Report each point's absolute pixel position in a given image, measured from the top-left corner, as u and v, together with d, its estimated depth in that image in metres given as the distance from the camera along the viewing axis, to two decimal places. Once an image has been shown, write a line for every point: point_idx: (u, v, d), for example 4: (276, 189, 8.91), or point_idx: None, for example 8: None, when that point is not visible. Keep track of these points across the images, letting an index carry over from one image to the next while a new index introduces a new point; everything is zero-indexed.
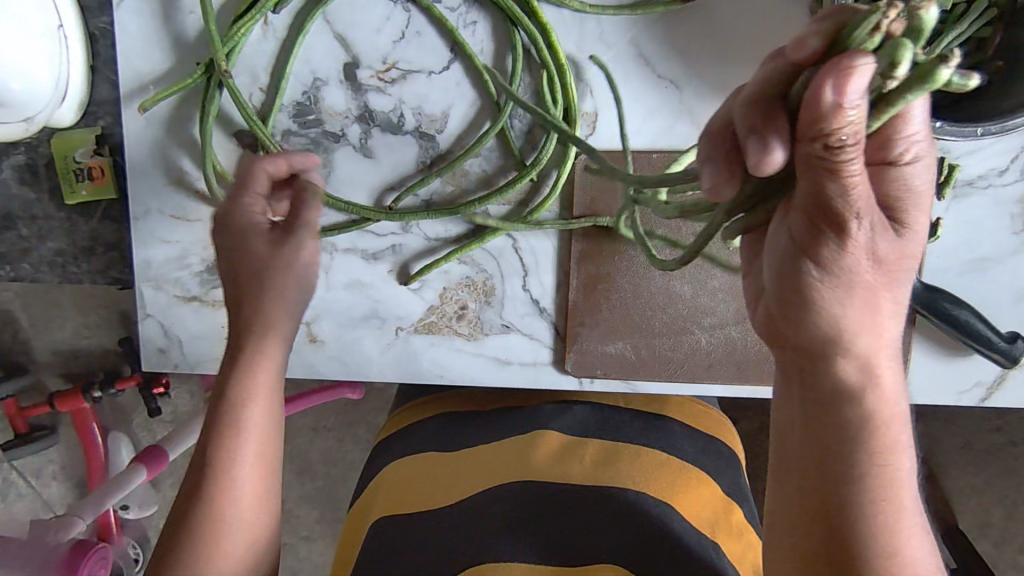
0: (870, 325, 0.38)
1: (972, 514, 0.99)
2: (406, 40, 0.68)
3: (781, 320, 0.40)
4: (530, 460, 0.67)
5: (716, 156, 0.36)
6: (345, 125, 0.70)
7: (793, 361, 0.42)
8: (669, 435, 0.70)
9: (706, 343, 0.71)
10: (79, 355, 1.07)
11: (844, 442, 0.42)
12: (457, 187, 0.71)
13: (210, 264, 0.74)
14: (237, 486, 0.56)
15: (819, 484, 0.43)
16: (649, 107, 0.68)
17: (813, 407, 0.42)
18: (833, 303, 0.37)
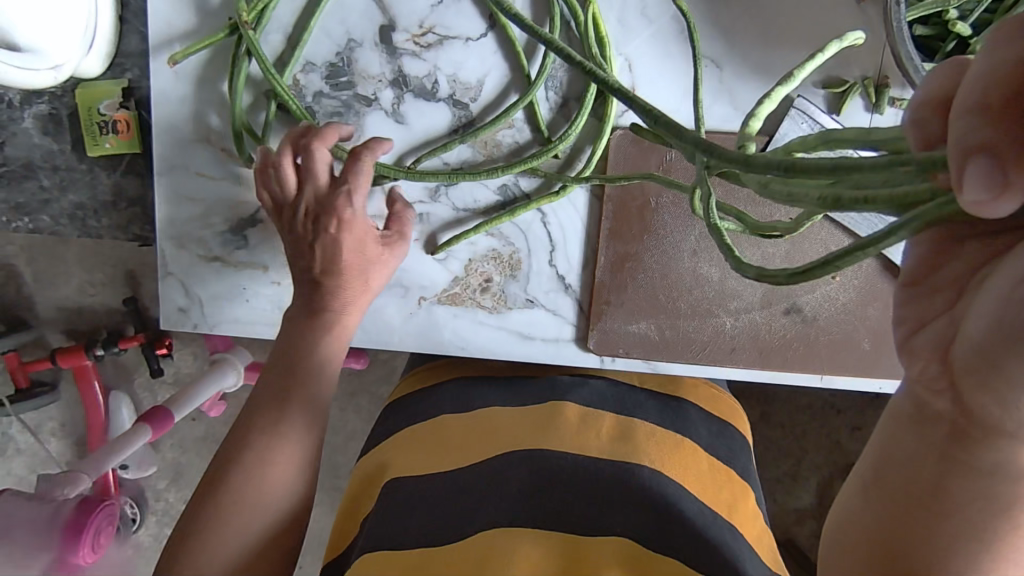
0: None
1: None
2: (445, 5, 0.67)
3: (975, 387, 0.36)
4: (553, 430, 0.66)
5: (997, 144, 0.28)
6: (378, 89, 0.69)
7: (951, 420, 0.38)
8: (685, 418, 0.70)
9: (730, 327, 0.71)
10: (85, 312, 1.06)
11: (983, 507, 0.38)
12: (488, 157, 0.70)
13: (234, 224, 0.73)
14: (282, 459, 0.60)
15: (910, 518, 0.40)
16: (688, 86, 0.68)
17: (949, 458, 0.39)
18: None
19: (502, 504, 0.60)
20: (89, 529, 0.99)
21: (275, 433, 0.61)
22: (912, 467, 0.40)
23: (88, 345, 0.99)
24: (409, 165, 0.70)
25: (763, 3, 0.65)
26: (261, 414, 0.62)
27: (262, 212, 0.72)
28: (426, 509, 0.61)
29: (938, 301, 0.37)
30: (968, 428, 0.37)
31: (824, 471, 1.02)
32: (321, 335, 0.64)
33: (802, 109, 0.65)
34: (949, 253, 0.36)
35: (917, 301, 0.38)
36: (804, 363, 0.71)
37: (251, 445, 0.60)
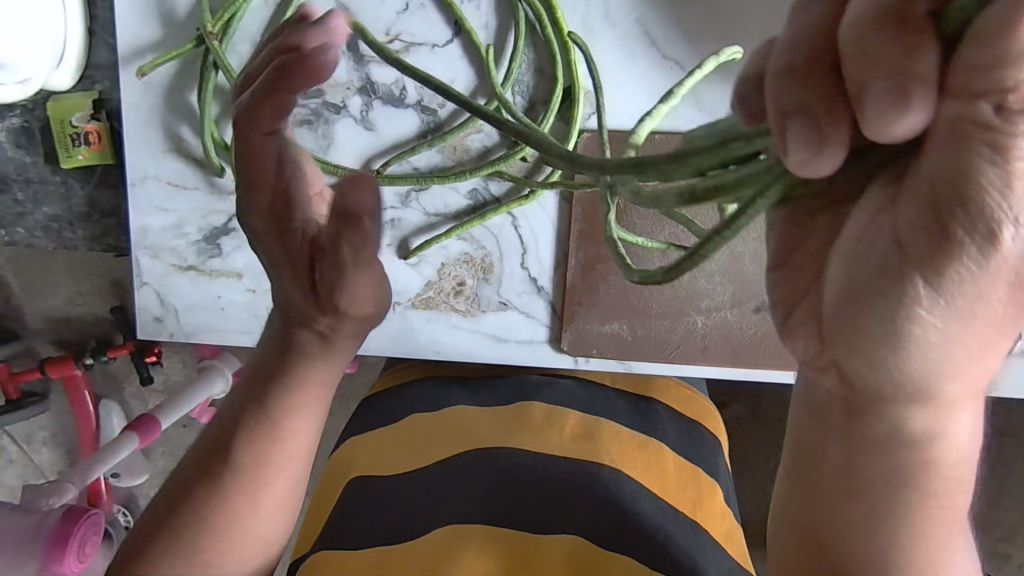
0: (973, 371, 0.31)
1: None
2: (411, 12, 0.67)
3: (848, 354, 0.32)
4: (516, 430, 0.65)
5: (810, 105, 0.28)
6: (346, 96, 0.69)
7: (842, 397, 0.35)
8: (655, 418, 0.68)
9: (702, 325, 0.71)
10: (71, 323, 1.06)
11: (889, 485, 0.36)
12: (457, 161, 0.70)
13: (208, 233, 0.73)
14: (259, 522, 0.49)
15: (829, 507, 0.38)
16: (654, 88, 0.68)
17: (853, 444, 0.36)
18: (926, 341, 0.30)
19: (464, 502, 0.59)
20: (76, 539, 0.95)
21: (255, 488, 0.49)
22: (822, 457, 0.38)
23: (77, 355, 1.00)
24: (377, 168, 0.70)
25: (727, 4, 0.66)
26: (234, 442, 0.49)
27: (233, 220, 0.73)
28: (386, 503, 0.60)
29: (801, 278, 0.34)
30: (859, 402, 0.35)
31: None
32: (312, 376, 0.49)
33: None
34: (803, 228, 0.34)
35: (784, 281, 0.35)
36: (777, 361, 0.72)
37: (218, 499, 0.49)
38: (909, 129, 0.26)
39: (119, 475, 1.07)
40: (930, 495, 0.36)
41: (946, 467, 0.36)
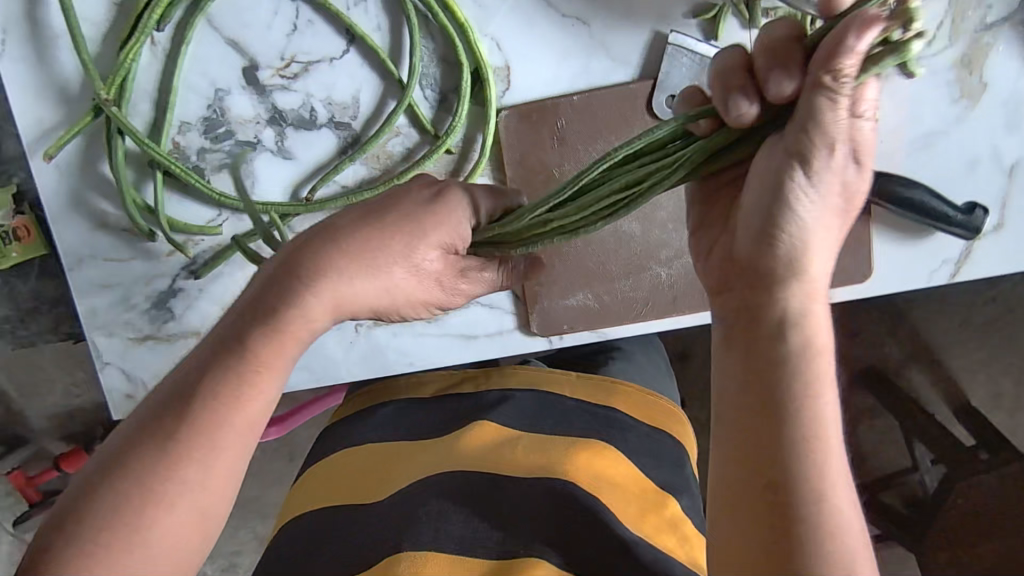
0: (823, 249, 0.41)
1: (984, 387, 1.09)
2: (300, 31, 0.66)
3: (748, 245, 0.41)
4: (460, 455, 0.63)
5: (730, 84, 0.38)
6: (258, 130, 0.68)
7: (741, 301, 0.43)
8: (610, 423, 0.66)
9: (666, 277, 0.70)
10: (75, 414, 1.06)
11: (790, 365, 0.41)
12: (383, 168, 0.68)
13: (156, 299, 0.72)
14: (173, 519, 0.46)
15: (754, 407, 0.42)
16: (561, 49, 0.66)
17: (753, 335, 0.42)
18: (807, 203, 0.39)
19: (434, 525, 0.58)
20: None
21: (176, 471, 0.46)
22: (732, 365, 0.43)
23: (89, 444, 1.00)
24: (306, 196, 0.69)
25: None
26: (216, 369, 0.48)
27: (177, 280, 0.72)
28: (351, 531, 0.60)
29: (714, 227, 0.44)
30: (760, 293, 0.42)
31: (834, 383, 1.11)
32: (312, 311, 0.50)
33: (678, 45, 0.65)
34: (714, 200, 0.44)
35: (707, 231, 0.45)
36: None
37: (128, 479, 0.46)
38: (787, 88, 0.37)
39: None
40: (816, 394, 0.41)
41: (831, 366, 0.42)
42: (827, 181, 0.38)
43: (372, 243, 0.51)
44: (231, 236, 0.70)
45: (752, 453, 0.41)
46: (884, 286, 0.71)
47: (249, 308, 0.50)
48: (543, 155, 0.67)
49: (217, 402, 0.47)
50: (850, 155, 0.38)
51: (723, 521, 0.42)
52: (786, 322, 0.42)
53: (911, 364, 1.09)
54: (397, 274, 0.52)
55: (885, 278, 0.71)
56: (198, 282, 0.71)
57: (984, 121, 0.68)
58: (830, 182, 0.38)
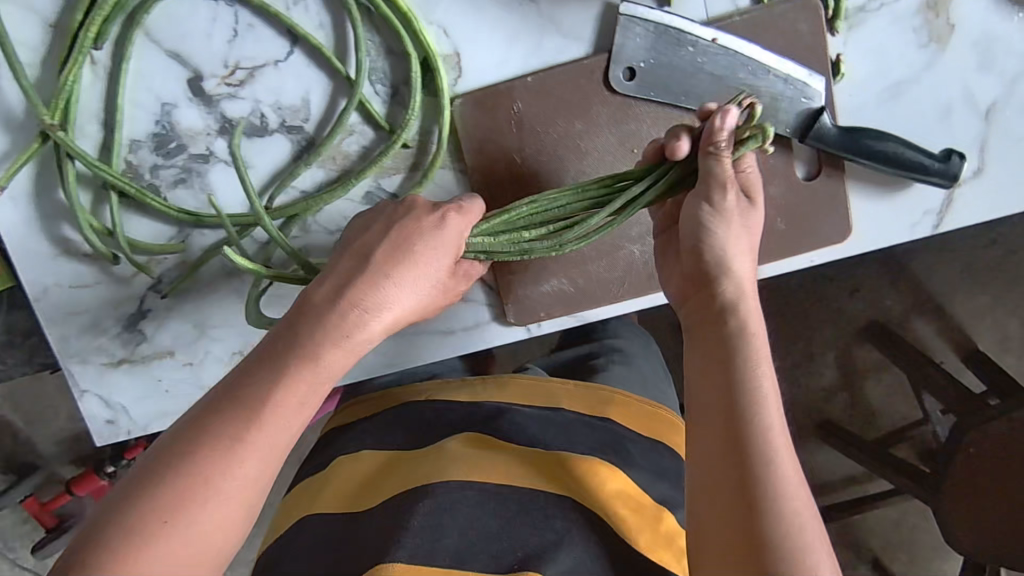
0: (740, 255, 0.56)
1: (991, 331, 1.19)
2: (242, 36, 0.64)
3: (688, 245, 0.57)
4: (453, 468, 0.62)
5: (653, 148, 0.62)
6: (209, 142, 0.66)
7: (693, 297, 0.58)
8: (614, 437, 0.67)
9: (640, 255, 0.68)
10: (82, 436, 1.10)
11: (738, 343, 0.54)
12: (341, 169, 0.67)
13: (126, 322, 0.71)
14: (224, 504, 0.50)
15: (717, 379, 0.53)
16: (510, 30, 0.64)
17: (706, 321, 0.56)
18: (712, 217, 0.56)
19: (438, 537, 0.57)
20: None
21: (233, 459, 0.51)
22: (699, 348, 0.56)
23: (98, 466, 1.01)
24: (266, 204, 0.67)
25: None
26: (250, 379, 0.54)
27: (146, 301, 0.70)
28: (348, 542, 0.60)
29: (670, 244, 0.62)
30: (705, 288, 0.57)
31: (839, 342, 1.21)
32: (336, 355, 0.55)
33: (630, 15, 0.62)
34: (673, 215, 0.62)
35: (671, 251, 0.62)
36: None
37: (184, 466, 0.50)
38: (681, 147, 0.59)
39: None
40: (760, 376, 0.53)
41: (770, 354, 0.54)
42: (730, 197, 0.56)
43: (400, 257, 0.57)
44: (195, 252, 0.69)
45: (715, 444, 0.52)
46: (863, 243, 0.69)
47: (281, 332, 0.56)
48: (501, 140, 0.65)
49: (274, 401, 0.53)
50: (739, 196, 0.58)
51: (701, 506, 0.52)
52: (726, 315, 0.55)
53: (915, 316, 1.19)
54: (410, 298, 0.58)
55: (864, 234, 0.69)
56: (167, 301, 0.70)
57: (955, 64, 0.65)
58: (732, 202, 0.57)
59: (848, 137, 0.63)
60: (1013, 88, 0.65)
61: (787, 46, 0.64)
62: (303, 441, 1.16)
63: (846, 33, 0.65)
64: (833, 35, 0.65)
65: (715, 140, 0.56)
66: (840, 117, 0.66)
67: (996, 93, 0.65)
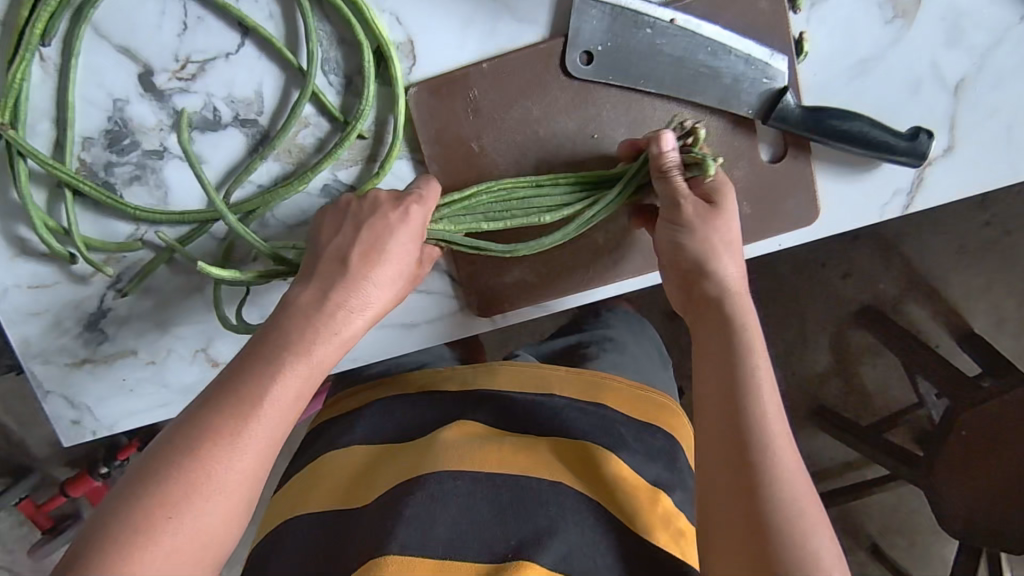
0: (728, 246, 0.58)
1: (986, 312, 1.18)
2: (191, 28, 0.63)
3: (669, 242, 0.59)
4: (441, 453, 0.62)
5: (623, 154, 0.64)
6: (163, 138, 0.65)
7: (686, 289, 0.59)
8: (604, 421, 0.66)
9: (603, 241, 0.67)
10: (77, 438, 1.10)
11: (733, 334, 0.56)
12: (297, 162, 0.66)
13: (87, 321, 0.70)
14: (227, 499, 0.50)
15: (719, 369, 0.55)
16: (464, 15, 0.63)
17: (700, 311, 0.58)
18: (693, 213, 0.58)
19: (429, 529, 0.57)
20: None
21: (233, 453, 0.50)
22: (699, 337, 0.58)
23: (92, 467, 1.05)
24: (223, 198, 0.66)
25: None
26: (243, 373, 0.53)
27: (106, 300, 0.70)
28: (344, 537, 0.60)
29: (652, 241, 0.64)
30: (696, 281, 0.58)
31: (832, 327, 1.20)
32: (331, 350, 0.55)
33: None
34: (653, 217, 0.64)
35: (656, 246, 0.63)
36: None
37: (186, 460, 0.49)
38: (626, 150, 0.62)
39: None
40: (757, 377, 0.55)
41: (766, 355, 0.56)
42: (687, 201, 0.58)
43: (380, 254, 0.57)
44: (153, 249, 0.68)
45: (721, 446, 0.53)
46: (830, 225, 0.68)
47: (272, 324, 0.55)
48: (457, 128, 0.64)
49: (271, 395, 0.52)
50: (700, 200, 0.59)
51: (712, 513, 0.53)
52: (720, 317, 0.57)
53: (908, 298, 1.18)
54: (382, 289, 0.57)
55: (830, 215, 0.67)
56: (127, 300, 0.70)
57: (922, 39, 0.63)
58: (691, 209, 0.58)
59: (811, 117, 0.62)
60: (983, 63, 0.63)
61: (746, 24, 0.63)
62: (293, 435, 1.16)
63: (808, 10, 0.63)
64: (795, 12, 0.63)
65: (665, 159, 0.59)
66: (804, 96, 0.64)
67: (965, 68, 0.63)
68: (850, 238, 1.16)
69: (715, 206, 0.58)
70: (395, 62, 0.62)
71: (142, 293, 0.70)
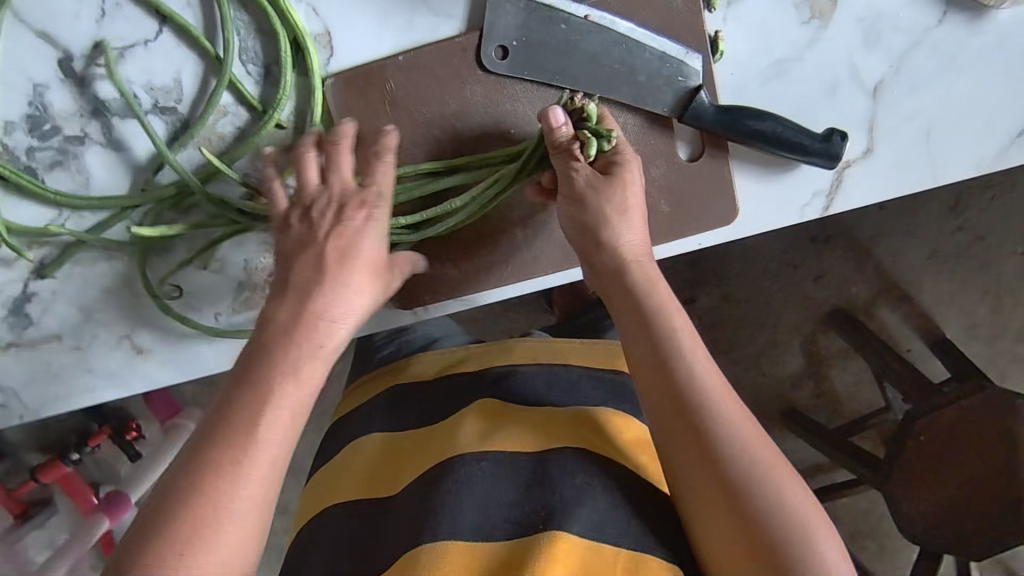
0: (638, 223, 0.60)
1: (958, 318, 1.17)
2: (109, 15, 0.64)
3: (589, 226, 0.60)
4: (459, 437, 0.64)
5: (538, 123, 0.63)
6: (83, 124, 0.65)
7: (603, 277, 0.61)
8: (622, 391, 0.69)
9: (523, 237, 0.68)
10: (48, 424, 1.13)
11: (665, 310, 0.59)
12: (216, 151, 0.66)
13: (11, 305, 0.71)
14: (242, 517, 0.50)
15: (653, 351, 0.58)
16: (381, 9, 0.64)
17: (623, 296, 0.60)
18: (614, 196, 0.59)
19: (457, 514, 0.59)
20: None
21: (238, 480, 0.50)
22: (628, 322, 0.60)
23: (64, 454, 1.09)
24: (145, 184, 0.67)
25: None
26: (232, 400, 0.52)
27: (30, 284, 0.70)
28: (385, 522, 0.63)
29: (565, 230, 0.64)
30: (622, 266, 0.60)
31: (804, 331, 1.18)
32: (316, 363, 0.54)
33: None
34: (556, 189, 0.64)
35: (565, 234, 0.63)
36: None
37: (192, 498, 0.49)
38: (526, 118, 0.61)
39: None
40: (689, 347, 0.58)
41: (684, 320, 0.60)
42: (579, 172, 0.59)
43: (352, 258, 0.56)
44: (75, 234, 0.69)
45: (684, 432, 0.56)
46: (747, 227, 0.67)
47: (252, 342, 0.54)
48: (374, 120, 0.64)
49: (266, 415, 0.52)
50: (597, 173, 0.60)
51: (700, 502, 0.56)
52: (641, 298, 0.59)
53: (880, 302, 1.16)
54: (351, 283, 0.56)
55: (747, 217, 0.67)
56: (51, 284, 0.70)
57: (839, 41, 0.63)
58: (582, 180, 0.59)
59: (724, 115, 0.62)
60: (900, 66, 0.63)
61: (660, 23, 0.63)
62: None
63: (724, 9, 0.63)
64: (710, 11, 0.63)
65: (558, 131, 0.59)
66: (721, 95, 0.64)
67: (882, 70, 0.63)
68: (821, 239, 1.15)
69: (610, 180, 0.59)
70: (311, 52, 0.63)
71: (63, 279, 0.70)
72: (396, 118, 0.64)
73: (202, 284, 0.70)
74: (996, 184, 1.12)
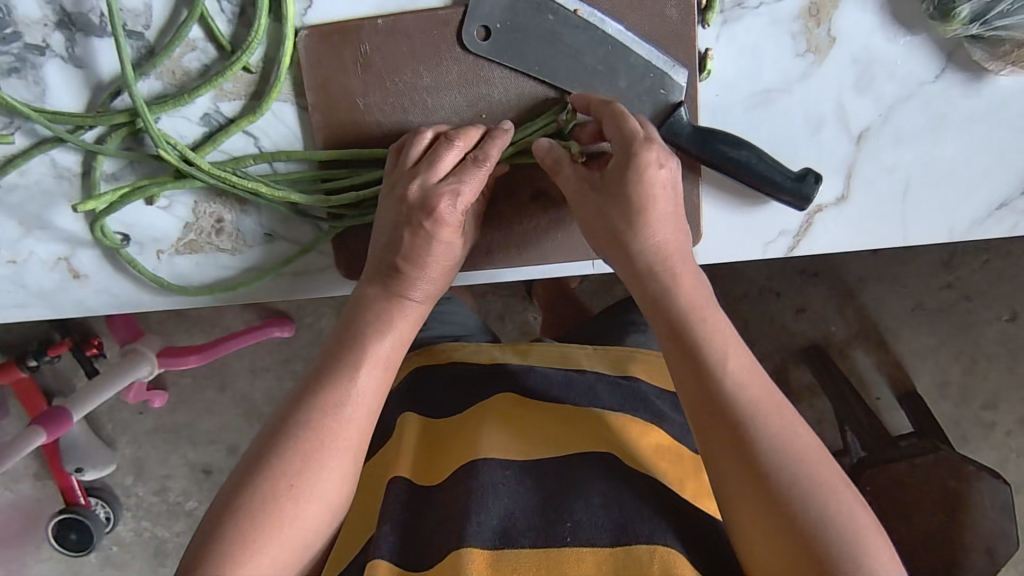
0: (663, 223, 0.57)
1: (932, 376, 1.14)
2: None
3: (610, 227, 0.57)
4: (484, 436, 0.64)
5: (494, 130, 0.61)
6: (45, 33, 0.63)
7: (632, 273, 0.58)
8: (641, 398, 0.69)
9: (487, 224, 0.65)
10: (8, 327, 1.12)
11: (697, 306, 0.56)
12: (179, 84, 0.63)
13: None
14: (312, 505, 0.54)
15: (686, 350, 0.55)
16: None
17: (654, 292, 0.57)
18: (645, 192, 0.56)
19: (485, 514, 0.58)
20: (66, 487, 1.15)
21: (309, 469, 0.55)
22: (662, 319, 0.56)
23: (19, 358, 1.06)
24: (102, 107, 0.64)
25: None
26: (307, 390, 0.57)
27: None
28: (420, 509, 0.61)
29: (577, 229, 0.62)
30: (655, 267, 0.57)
31: (779, 359, 1.15)
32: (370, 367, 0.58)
33: None
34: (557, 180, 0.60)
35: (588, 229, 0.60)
36: (563, 253, 0.66)
37: (268, 478, 0.54)
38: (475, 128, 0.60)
39: (82, 467, 1.14)
40: (718, 347, 0.55)
41: (716, 317, 0.56)
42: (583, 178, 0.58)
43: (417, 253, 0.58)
44: (24, 145, 0.67)
45: (723, 440, 0.53)
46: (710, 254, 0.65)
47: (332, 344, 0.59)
48: (345, 82, 0.62)
49: (342, 410, 0.56)
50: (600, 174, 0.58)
51: (746, 516, 0.52)
52: (667, 293, 0.56)
53: (858, 346, 1.14)
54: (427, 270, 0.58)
55: (712, 242, 0.65)
56: None
57: (832, 80, 0.61)
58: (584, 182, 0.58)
59: (698, 139, 0.59)
60: (888, 116, 0.61)
61: (651, 31, 0.60)
62: (224, 362, 1.17)
63: (720, 26, 0.61)
64: (705, 27, 0.61)
65: (555, 155, 0.59)
66: (701, 116, 0.62)
67: (870, 117, 0.61)
68: (810, 273, 1.13)
69: (629, 178, 0.56)
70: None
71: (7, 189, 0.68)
72: (368, 83, 0.62)
73: (151, 220, 0.68)
74: (993, 248, 1.10)
